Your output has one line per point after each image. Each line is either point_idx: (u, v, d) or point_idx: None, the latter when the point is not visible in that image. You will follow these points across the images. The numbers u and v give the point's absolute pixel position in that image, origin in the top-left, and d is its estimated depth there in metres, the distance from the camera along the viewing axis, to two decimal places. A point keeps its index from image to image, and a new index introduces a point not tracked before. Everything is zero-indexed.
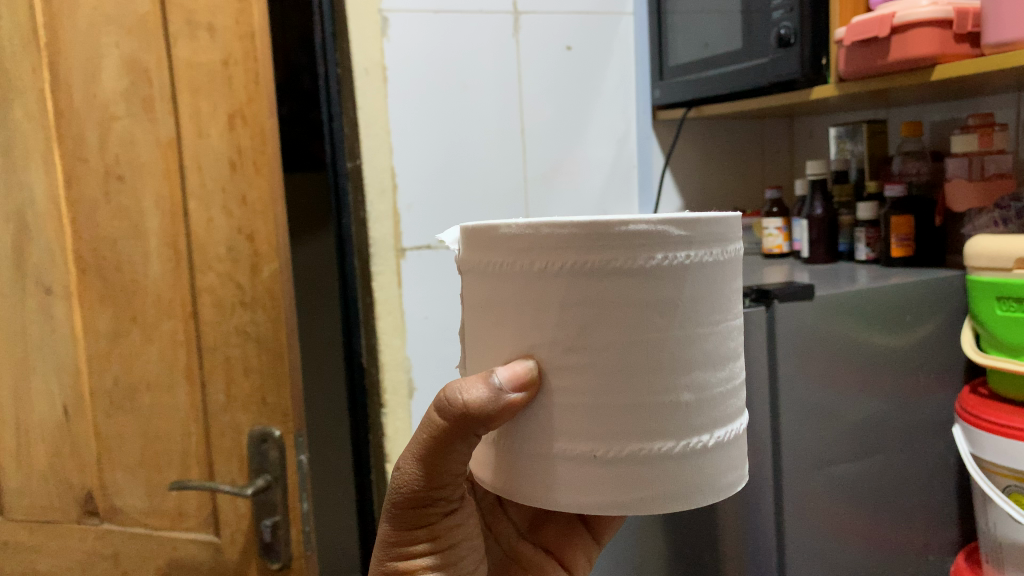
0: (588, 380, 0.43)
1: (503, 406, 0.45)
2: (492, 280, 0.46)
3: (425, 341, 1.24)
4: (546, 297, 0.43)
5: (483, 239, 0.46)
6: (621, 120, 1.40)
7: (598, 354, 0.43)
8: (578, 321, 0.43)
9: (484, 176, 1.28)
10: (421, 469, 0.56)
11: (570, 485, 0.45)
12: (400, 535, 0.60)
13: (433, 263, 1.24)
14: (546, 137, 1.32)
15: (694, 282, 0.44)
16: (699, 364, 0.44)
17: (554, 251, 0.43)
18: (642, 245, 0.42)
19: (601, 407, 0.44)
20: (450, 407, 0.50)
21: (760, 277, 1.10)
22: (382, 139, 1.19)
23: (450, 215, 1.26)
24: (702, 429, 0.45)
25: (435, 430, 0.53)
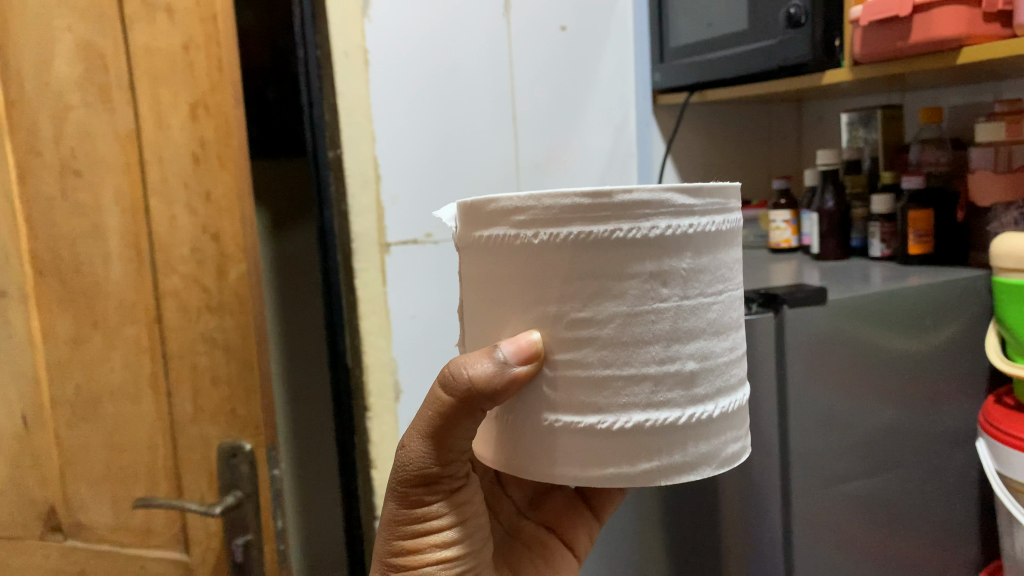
0: (595, 349, 0.48)
1: (508, 379, 0.50)
2: (497, 258, 0.51)
3: (411, 341, 1.18)
4: (553, 270, 0.48)
5: (485, 217, 0.51)
6: (619, 108, 1.33)
7: (606, 323, 0.48)
8: (585, 294, 0.47)
9: (475, 167, 1.21)
10: (428, 445, 0.59)
11: (578, 456, 0.49)
12: (410, 513, 0.61)
13: (419, 258, 1.18)
14: (541, 124, 1.25)
15: (695, 253, 0.49)
16: (701, 334, 0.49)
17: (559, 222, 0.47)
18: (646, 216, 0.47)
19: (606, 374, 0.48)
20: (456, 383, 0.54)
21: (767, 277, 1.03)
22: (365, 128, 1.11)
23: (439, 208, 1.19)
24: (706, 397, 0.50)
25: (440, 407, 0.56)
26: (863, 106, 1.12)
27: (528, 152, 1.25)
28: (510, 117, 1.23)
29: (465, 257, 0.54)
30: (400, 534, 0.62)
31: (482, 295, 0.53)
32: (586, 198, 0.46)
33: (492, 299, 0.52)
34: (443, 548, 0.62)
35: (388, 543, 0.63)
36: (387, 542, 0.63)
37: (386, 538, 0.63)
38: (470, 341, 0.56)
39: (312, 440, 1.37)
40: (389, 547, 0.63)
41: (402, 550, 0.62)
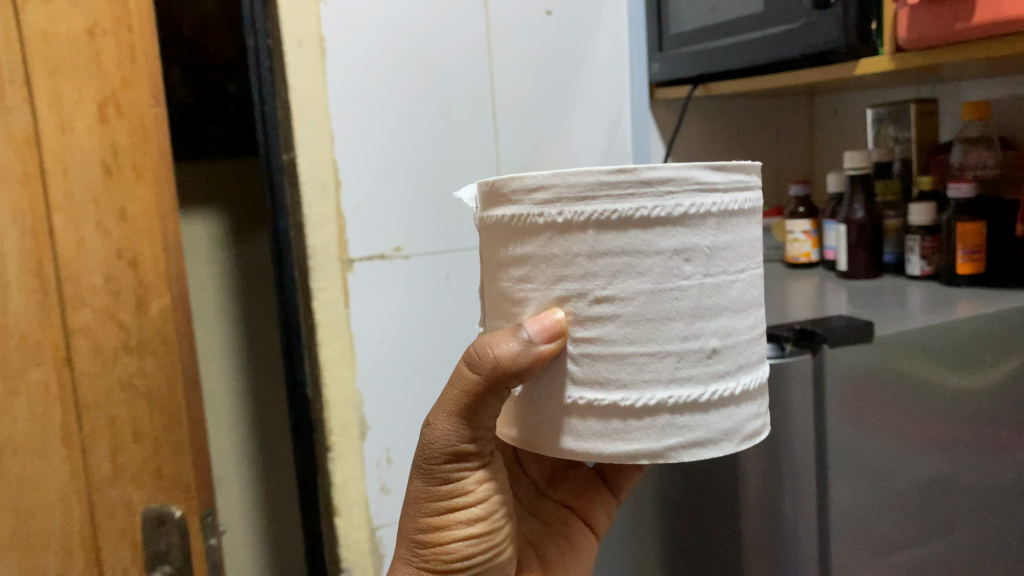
0: (619, 325, 0.50)
1: (535, 357, 0.52)
2: (519, 238, 0.53)
3: (379, 370, 1.04)
4: (577, 248, 0.50)
5: (507, 196, 0.53)
6: (615, 101, 1.18)
7: (631, 299, 0.50)
8: (609, 272, 0.50)
9: (451, 172, 1.06)
10: (456, 424, 0.59)
11: (601, 431, 0.52)
12: (436, 491, 0.61)
13: (387, 277, 1.04)
14: (525, 123, 1.11)
15: (716, 232, 0.51)
16: (725, 311, 0.51)
17: (582, 202, 0.49)
18: (669, 195, 0.49)
19: (630, 351, 0.50)
20: (481, 362, 0.55)
21: (784, 298, 0.90)
22: (322, 127, 0.97)
23: (411, 219, 1.04)
24: (725, 373, 0.52)
25: (467, 386, 0.57)
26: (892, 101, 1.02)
27: (510, 155, 1.10)
28: (491, 115, 1.08)
29: (489, 238, 0.57)
30: (425, 512, 0.62)
31: (504, 276, 0.55)
32: (612, 176, 0.49)
33: (515, 279, 0.54)
34: (472, 524, 0.61)
35: (413, 522, 0.63)
36: (413, 521, 0.63)
37: (412, 516, 0.63)
38: (495, 319, 0.58)
39: (274, 473, 1.24)
40: (415, 526, 0.63)
41: (428, 528, 0.62)
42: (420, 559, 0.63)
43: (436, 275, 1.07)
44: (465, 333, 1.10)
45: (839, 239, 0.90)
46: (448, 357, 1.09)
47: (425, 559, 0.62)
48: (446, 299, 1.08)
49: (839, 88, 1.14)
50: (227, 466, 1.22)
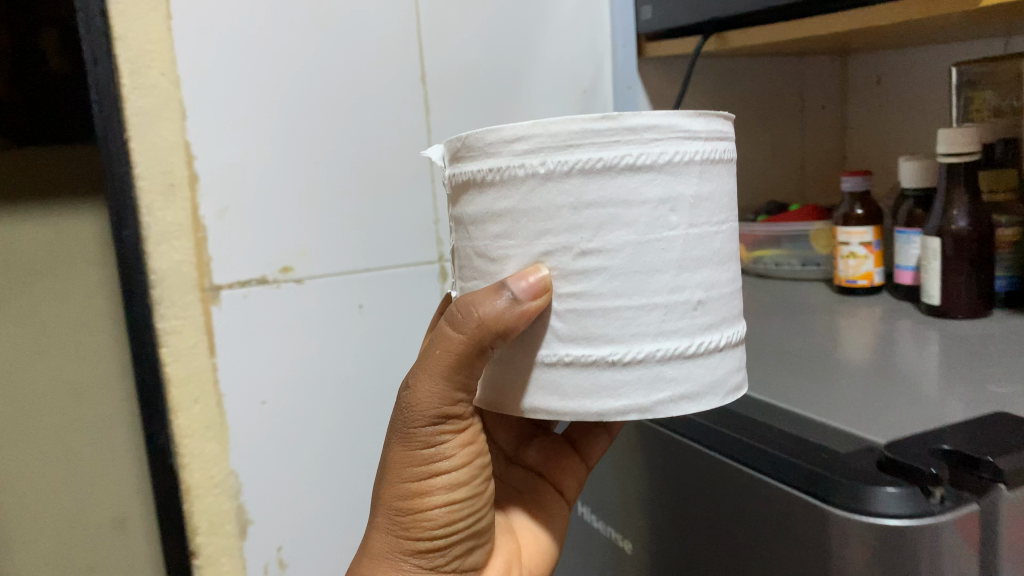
0: (602, 282, 0.37)
1: (524, 317, 0.38)
2: (491, 195, 0.39)
3: (265, 439, 0.74)
4: (553, 201, 0.37)
5: (475, 149, 0.39)
6: (586, 61, 0.88)
7: (612, 236, 0.37)
8: (593, 225, 0.37)
9: (359, 161, 0.75)
10: (437, 389, 0.43)
11: (580, 390, 0.38)
12: (415, 457, 0.45)
13: (273, 309, 0.73)
14: (465, 90, 0.80)
15: (703, 170, 0.38)
16: (714, 259, 0.39)
17: (561, 150, 0.36)
18: (653, 135, 0.36)
19: (616, 306, 0.37)
20: (468, 318, 0.40)
21: (839, 343, 0.62)
22: (166, 95, 0.66)
23: (304, 225, 0.73)
24: (716, 328, 0.39)
25: (447, 349, 0.42)
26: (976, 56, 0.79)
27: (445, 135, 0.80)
28: (417, 78, 0.77)
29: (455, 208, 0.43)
30: (398, 482, 0.46)
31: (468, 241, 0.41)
32: (597, 121, 0.36)
33: (484, 239, 0.40)
34: (453, 498, 0.46)
35: (384, 495, 0.46)
36: (382, 492, 0.47)
37: (381, 485, 0.47)
38: (458, 279, 0.44)
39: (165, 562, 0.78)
40: (386, 501, 0.46)
41: (401, 504, 0.45)
42: (388, 543, 0.46)
43: (343, 304, 0.76)
44: (388, 380, 0.80)
45: (932, 261, 0.61)
46: (364, 414, 0.79)
47: (395, 541, 0.46)
48: (358, 336, 0.77)
49: (885, 43, 0.85)
50: (113, 509, 0.76)
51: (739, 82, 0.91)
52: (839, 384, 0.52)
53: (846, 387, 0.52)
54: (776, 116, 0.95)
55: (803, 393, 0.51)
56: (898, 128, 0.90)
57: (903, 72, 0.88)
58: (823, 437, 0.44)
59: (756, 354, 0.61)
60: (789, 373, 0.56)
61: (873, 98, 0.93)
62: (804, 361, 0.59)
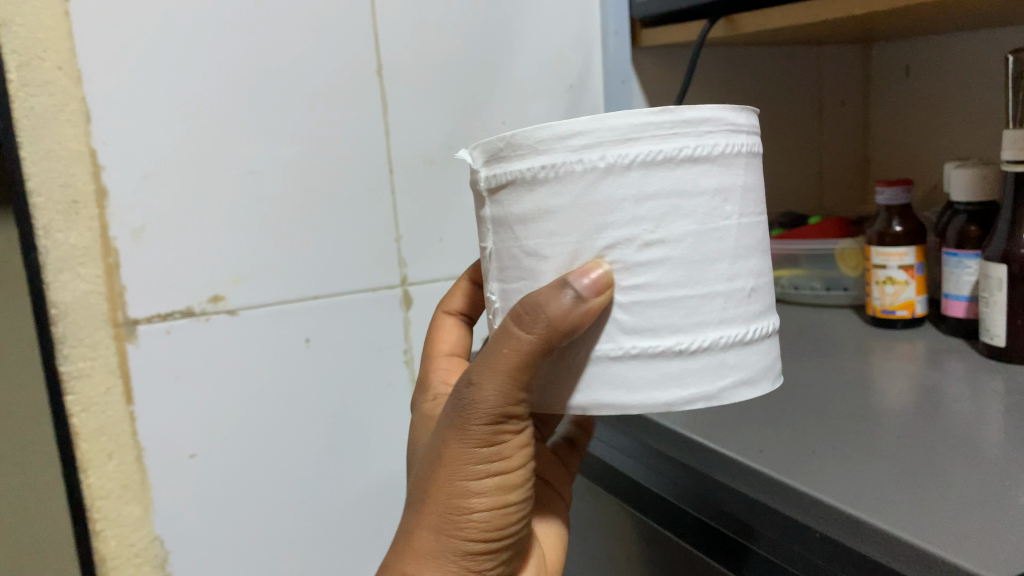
0: (667, 272, 0.32)
1: (586, 317, 0.32)
2: (541, 192, 0.33)
3: (198, 498, 0.62)
4: (613, 197, 0.32)
5: (519, 149, 0.33)
6: (575, 50, 0.73)
7: (682, 221, 0.32)
8: (654, 215, 0.32)
9: (301, 171, 0.63)
10: (502, 391, 0.35)
11: (645, 384, 0.33)
12: (465, 452, 0.36)
13: (202, 346, 0.61)
14: (431, 86, 0.67)
15: (747, 161, 0.35)
16: (762, 247, 0.35)
17: (622, 145, 0.32)
18: (708, 126, 0.33)
19: (679, 296, 0.33)
20: (542, 319, 0.33)
21: (873, 390, 0.50)
22: (62, 91, 0.54)
23: (240, 245, 0.61)
24: (768, 319, 0.36)
25: (512, 351, 0.34)
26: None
27: (409, 137, 0.67)
28: (375, 69, 0.64)
29: (486, 211, 0.37)
30: (441, 477, 0.37)
31: (507, 247, 0.35)
32: (657, 112, 0.32)
33: (526, 243, 0.34)
34: (506, 509, 0.38)
35: (421, 491, 0.38)
36: (419, 487, 0.38)
37: (416, 481, 0.38)
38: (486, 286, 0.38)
39: None
40: (423, 498, 0.37)
41: (442, 503, 0.37)
42: (418, 547, 0.37)
43: (286, 339, 0.64)
44: (346, 426, 0.67)
45: (995, 292, 0.49)
46: (315, 468, 0.67)
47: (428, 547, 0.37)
48: (308, 375, 0.65)
49: (927, 27, 0.72)
50: None
51: (747, 75, 0.80)
52: (869, 452, 0.42)
53: (880, 458, 0.41)
54: (790, 112, 0.84)
55: (828, 466, 0.40)
56: (933, 126, 0.79)
57: (937, 61, 0.77)
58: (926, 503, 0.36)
59: (769, 407, 0.50)
60: (807, 433, 0.45)
61: (909, 92, 0.81)
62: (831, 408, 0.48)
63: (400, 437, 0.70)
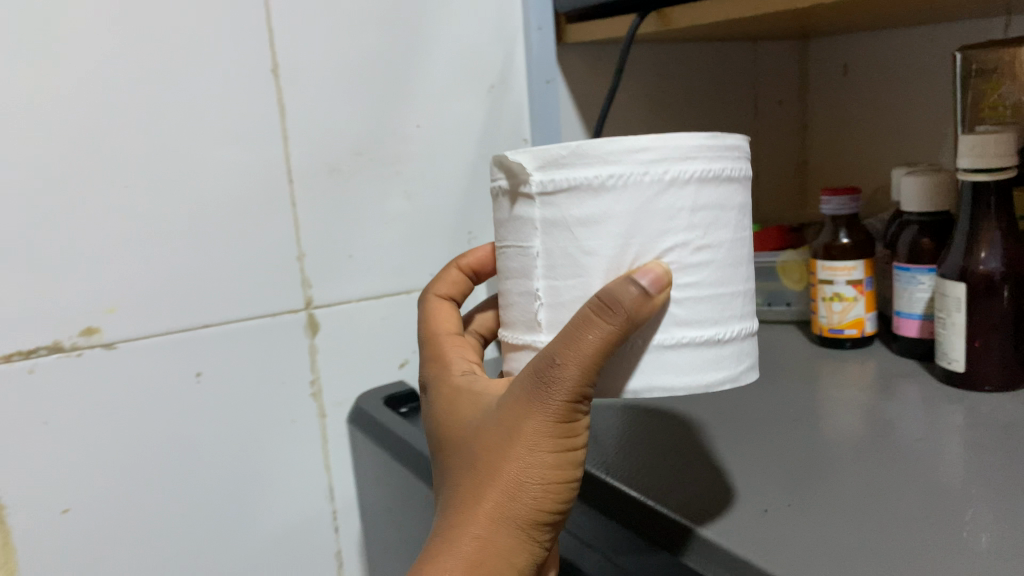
0: (713, 272, 0.32)
1: (648, 314, 0.31)
2: (606, 200, 0.31)
3: (74, 562, 0.54)
4: (676, 206, 0.31)
5: (586, 159, 0.31)
6: (495, 46, 0.67)
7: (725, 226, 0.32)
8: (705, 222, 0.31)
9: (188, 184, 0.55)
10: (581, 379, 0.32)
11: (692, 374, 0.32)
12: (528, 441, 0.33)
13: (73, 388, 0.53)
14: (336, 88, 0.60)
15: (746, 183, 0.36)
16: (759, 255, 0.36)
17: (688, 161, 0.31)
18: (740, 149, 0.33)
19: (719, 293, 0.32)
20: (626, 308, 0.30)
21: (820, 423, 0.46)
22: None
23: (116, 269, 0.53)
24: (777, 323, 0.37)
25: (594, 340, 0.31)
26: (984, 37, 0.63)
27: (314, 144, 0.60)
28: (270, 69, 0.57)
29: (525, 213, 0.33)
30: (500, 465, 0.34)
31: (553, 254, 0.32)
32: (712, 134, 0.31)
33: (582, 249, 0.32)
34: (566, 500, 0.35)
35: (476, 478, 0.34)
36: (473, 473, 0.34)
37: (466, 467, 0.35)
38: (513, 292, 0.34)
39: None
40: (478, 485, 0.34)
41: (500, 491, 0.33)
42: (469, 535, 0.33)
43: (174, 374, 0.56)
44: (250, 468, 0.60)
45: (954, 313, 0.45)
46: (216, 517, 0.59)
47: (479, 539, 0.33)
48: (203, 414, 0.57)
49: (866, 22, 0.68)
50: None
51: (680, 74, 0.75)
52: (829, 506, 0.37)
53: (838, 515, 0.36)
54: (724, 113, 0.79)
55: (784, 528, 0.35)
56: (876, 127, 0.76)
57: (878, 59, 0.74)
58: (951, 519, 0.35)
59: (704, 446, 0.44)
60: (749, 485, 0.39)
61: (849, 90, 0.78)
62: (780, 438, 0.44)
63: (310, 478, 0.63)
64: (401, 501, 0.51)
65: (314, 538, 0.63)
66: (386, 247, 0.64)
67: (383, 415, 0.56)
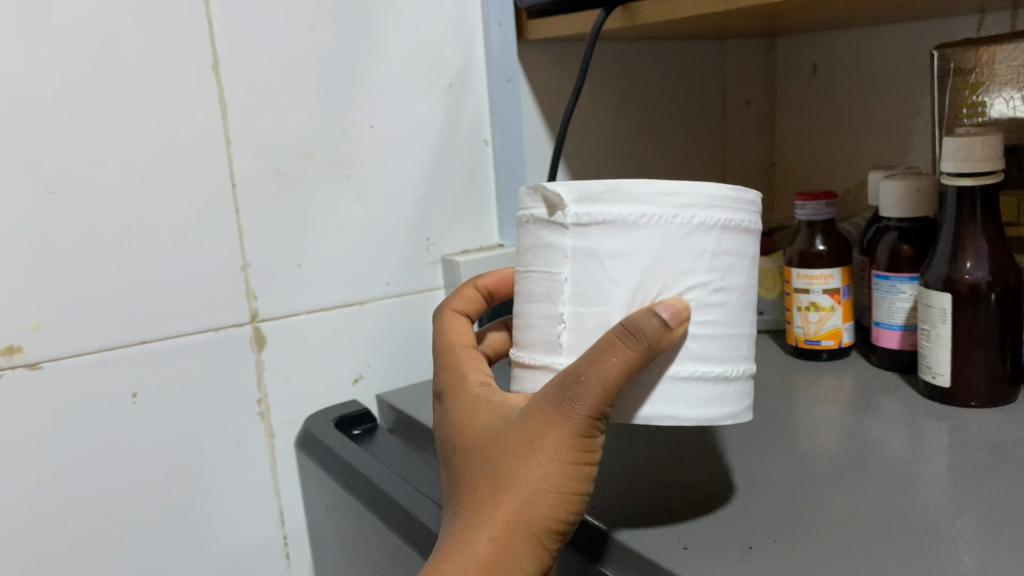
0: (727, 314, 0.33)
1: (668, 345, 0.31)
2: (636, 237, 0.31)
3: None
4: (698, 250, 0.32)
5: (622, 198, 0.31)
6: (453, 43, 0.64)
7: (738, 271, 0.33)
8: (722, 267, 0.33)
9: (120, 189, 0.51)
10: (606, 399, 0.31)
11: (701, 408, 0.33)
12: (548, 449, 0.32)
13: None
14: (283, 87, 0.56)
15: None
16: None
17: (716, 209, 0.32)
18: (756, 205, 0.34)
19: (728, 334, 0.33)
20: (651, 333, 0.30)
21: (796, 440, 0.43)
22: None
23: (37, 282, 0.49)
24: None
25: (623, 359, 0.30)
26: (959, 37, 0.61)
27: (260, 146, 0.56)
28: (210, 65, 0.53)
29: (553, 243, 0.33)
30: (517, 472, 0.32)
31: (576, 284, 0.33)
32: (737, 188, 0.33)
33: (606, 281, 0.32)
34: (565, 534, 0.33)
35: (490, 486, 0.33)
36: (487, 482, 0.33)
37: (476, 480, 0.33)
38: (532, 318, 0.34)
39: None
40: (491, 493, 0.32)
41: (515, 498, 0.32)
42: (479, 542, 0.31)
43: (107, 395, 0.52)
44: (193, 495, 0.56)
45: (938, 325, 0.43)
46: (155, 549, 0.54)
47: (490, 548, 0.31)
48: (140, 437, 0.53)
49: (836, 19, 0.66)
50: None
51: (645, 73, 0.73)
52: (811, 536, 0.34)
53: (826, 548, 0.33)
54: (692, 114, 0.77)
55: (768, 567, 0.32)
56: (847, 128, 0.74)
57: (849, 58, 0.72)
58: (952, 543, 0.33)
59: (673, 470, 0.41)
60: (723, 514, 0.36)
61: (818, 91, 0.76)
62: (756, 457, 0.42)
63: (259, 502, 0.59)
64: (355, 530, 0.48)
65: (263, 567, 0.60)
66: (338, 254, 0.60)
67: (335, 438, 0.53)
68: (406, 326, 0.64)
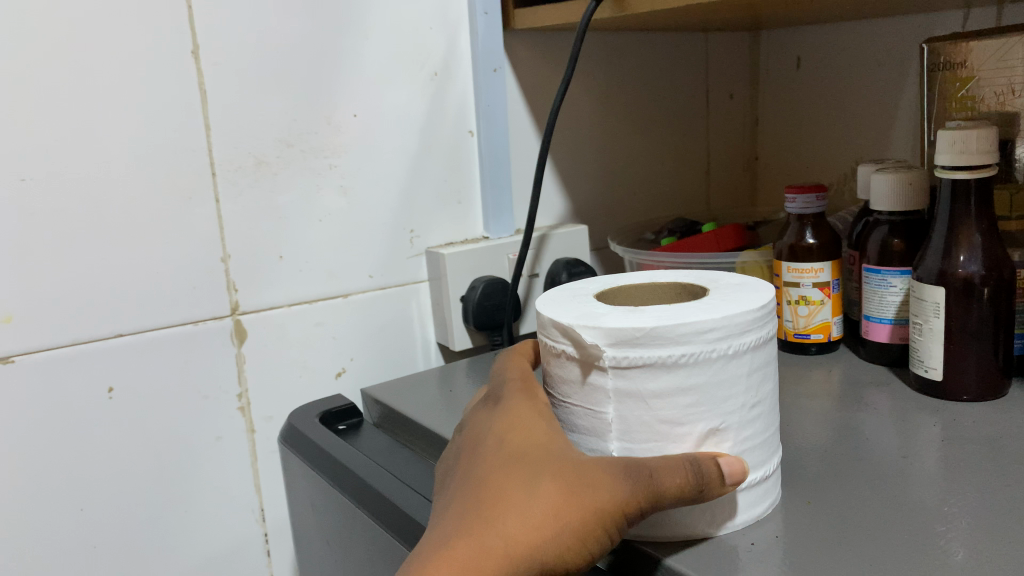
0: (764, 417, 0.34)
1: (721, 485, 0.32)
2: (678, 376, 0.31)
3: None
4: (738, 368, 0.32)
5: (661, 344, 0.31)
6: (438, 31, 0.62)
7: (769, 379, 0.34)
8: (755, 375, 0.33)
9: (96, 178, 0.49)
10: (656, 500, 0.30)
11: (744, 510, 0.34)
12: (590, 504, 0.30)
13: None
14: (265, 74, 0.55)
15: None
16: None
17: (747, 330, 0.32)
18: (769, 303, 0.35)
19: (764, 438, 0.34)
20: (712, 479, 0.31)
21: (785, 432, 0.43)
22: None
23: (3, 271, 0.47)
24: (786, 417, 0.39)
25: (685, 481, 0.31)
26: (944, 31, 0.61)
27: (242, 134, 0.54)
28: (189, 50, 0.52)
29: (593, 377, 0.33)
30: (545, 505, 0.31)
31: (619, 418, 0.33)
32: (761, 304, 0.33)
33: (653, 416, 0.32)
34: None
35: (510, 508, 0.31)
36: (512, 505, 0.31)
37: (496, 496, 0.32)
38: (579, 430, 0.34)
39: None
40: (510, 516, 0.31)
41: (532, 529, 0.30)
42: (485, 558, 0.30)
43: (83, 389, 0.50)
44: (172, 492, 0.54)
45: (932, 318, 0.44)
46: (133, 548, 0.53)
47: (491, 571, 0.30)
48: (117, 434, 0.52)
49: (821, 12, 0.66)
50: None
51: (630, 65, 0.72)
52: (816, 534, 0.33)
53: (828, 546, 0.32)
54: (676, 108, 0.77)
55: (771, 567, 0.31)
56: (831, 122, 0.74)
57: (835, 53, 0.72)
58: (945, 540, 0.32)
59: None
60: None
61: (801, 84, 0.76)
62: None
63: (241, 499, 0.57)
64: (341, 526, 0.47)
65: (244, 564, 0.58)
66: (321, 245, 0.59)
67: (321, 433, 0.52)
68: (389, 318, 0.63)
